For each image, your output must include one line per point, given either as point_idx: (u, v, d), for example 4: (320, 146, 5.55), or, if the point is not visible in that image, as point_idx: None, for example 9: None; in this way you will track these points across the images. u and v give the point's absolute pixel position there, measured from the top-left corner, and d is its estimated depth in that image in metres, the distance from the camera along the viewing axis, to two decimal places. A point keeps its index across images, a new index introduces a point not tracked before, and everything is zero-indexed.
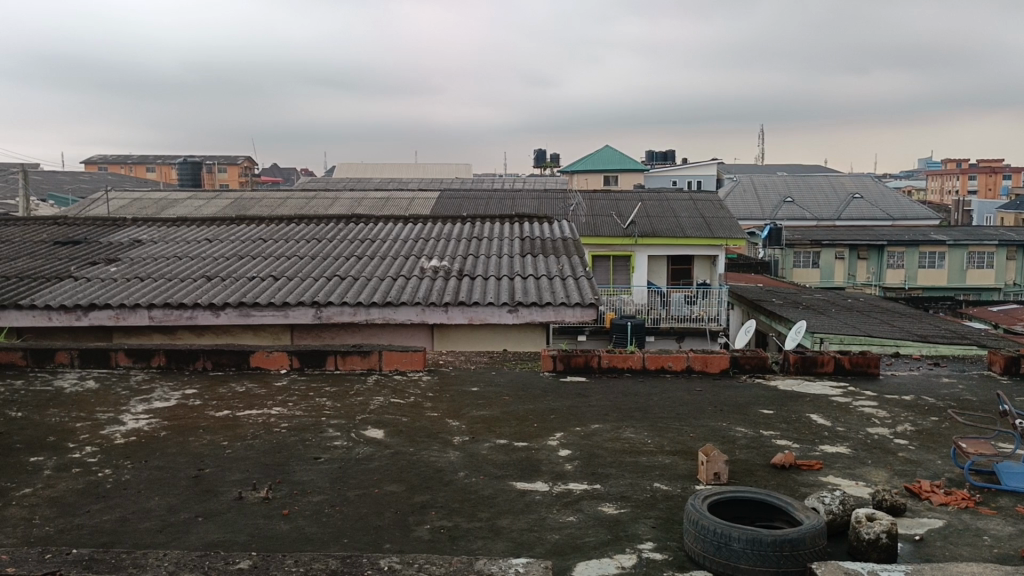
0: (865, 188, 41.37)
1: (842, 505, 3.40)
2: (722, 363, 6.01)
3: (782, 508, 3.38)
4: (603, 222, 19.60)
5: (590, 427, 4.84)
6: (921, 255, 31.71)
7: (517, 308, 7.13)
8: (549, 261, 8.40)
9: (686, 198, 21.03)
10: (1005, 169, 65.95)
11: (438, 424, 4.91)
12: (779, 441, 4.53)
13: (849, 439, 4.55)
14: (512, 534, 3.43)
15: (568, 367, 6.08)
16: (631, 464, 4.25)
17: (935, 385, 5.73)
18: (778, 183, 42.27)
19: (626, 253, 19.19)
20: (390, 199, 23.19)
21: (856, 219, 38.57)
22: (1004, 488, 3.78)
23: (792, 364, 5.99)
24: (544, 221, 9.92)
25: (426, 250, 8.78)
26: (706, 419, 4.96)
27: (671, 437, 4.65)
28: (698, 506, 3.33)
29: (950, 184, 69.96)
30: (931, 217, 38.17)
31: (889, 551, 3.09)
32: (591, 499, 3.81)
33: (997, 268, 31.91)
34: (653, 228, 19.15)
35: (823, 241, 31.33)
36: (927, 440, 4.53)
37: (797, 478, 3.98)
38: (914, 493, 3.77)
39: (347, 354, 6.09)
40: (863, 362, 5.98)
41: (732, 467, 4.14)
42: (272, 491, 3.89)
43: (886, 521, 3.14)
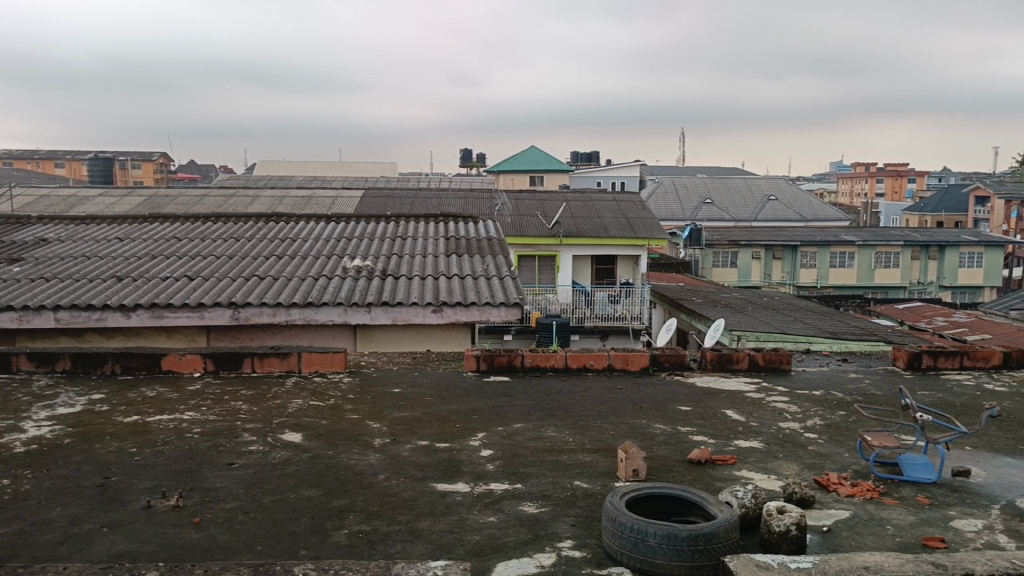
0: (781, 189, 42.69)
1: (755, 499, 3.49)
2: (643, 361, 6.11)
3: (697, 503, 3.45)
4: (528, 223, 19.70)
5: (512, 426, 4.85)
6: (832, 255, 32.94)
7: (442, 308, 7.09)
8: (474, 261, 8.37)
9: (609, 198, 21.31)
10: (909, 173, 69.04)
11: (358, 426, 4.84)
12: (696, 437, 4.62)
13: (762, 433, 4.69)
14: (432, 536, 3.41)
15: (492, 367, 6.07)
16: (552, 462, 4.27)
17: (844, 380, 5.95)
18: (698, 184, 43.27)
19: (551, 253, 19.33)
20: (312, 197, 22.78)
21: (772, 220, 39.81)
22: (906, 479, 3.94)
23: (709, 361, 6.13)
24: (469, 220, 9.88)
25: (349, 249, 8.65)
26: (626, 417, 5.03)
27: (593, 435, 4.69)
28: (616, 503, 3.37)
29: (860, 187, 72.94)
30: (841, 219, 39.68)
31: (798, 542, 3.19)
32: (512, 499, 3.81)
33: (903, 267, 33.35)
34: (577, 228, 19.34)
35: (741, 241, 32.37)
36: (836, 433, 4.70)
37: (712, 473, 4.07)
38: (823, 486, 3.90)
39: (264, 356, 5.96)
40: (776, 359, 6.16)
41: (650, 463, 4.21)
42: (183, 498, 3.76)
43: (795, 513, 3.24)
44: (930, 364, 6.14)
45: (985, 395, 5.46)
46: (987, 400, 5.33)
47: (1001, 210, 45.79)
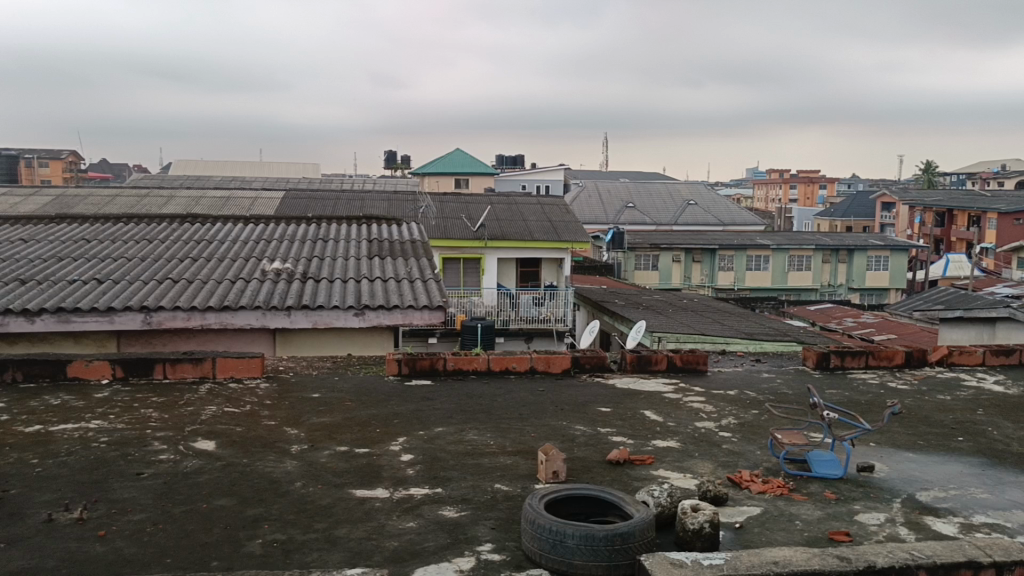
0: (700, 194, 43.77)
1: (670, 498, 3.56)
2: (564, 363, 6.17)
3: (614, 503, 3.50)
4: (453, 225, 19.67)
5: (433, 430, 4.82)
6: (748, 258, 33.93)
7: (364, 311, 7.01)
8: (397, 263, 8.30)
9: (533, 201, 21.46)
10: (820, 180, 71.80)
11: (275, 432, 4.74)
12: (615, 438, 4.69)
13: (679, 433, 4.79)
14: (349, 544, 3.36)
15: (413, 371, 6.03)
16: (473, 466, 4.27)
17: (757, 379, 6.13)
18: (620, 187, 43.97)
19: (475, 255, 19.33)
20: (229, 198, 22.19)
21: (691, 224, 40.79)
22: (814, 475, 4.08)
23: (629, 362, 6.23)
24: (391, 222, 9.80)
25: (268, 251, 8.47)
26: (547, 419, 5.07)
27: (514, 438, 4.70)
28: (535, 505, 3.39)
29: (774, 193, 75.39)
30: (757, 223, 40.93)
31: (711, 540, 3.27)
32: (432, 503, 3.79)
33: (815, 270, 34.60)
34: (502, 231, 19.41)
35: (661, 244, 33.06)
36: (749, 432, 4.84)
37: (630, 473, 4.13)
38: (736, 483, 4.01)
39: (177, 362, 5.77)
40: (693, 360, 6.30)
41: (570, 465, 4.24)
42: (88, 511, 3.61)
43: (709, 511, 3.32)
44: (837, 363, 6.38)
45: (887, 393, 5.70)
46: (890, 397, 5.57)
47: (905, 215, 48.02)
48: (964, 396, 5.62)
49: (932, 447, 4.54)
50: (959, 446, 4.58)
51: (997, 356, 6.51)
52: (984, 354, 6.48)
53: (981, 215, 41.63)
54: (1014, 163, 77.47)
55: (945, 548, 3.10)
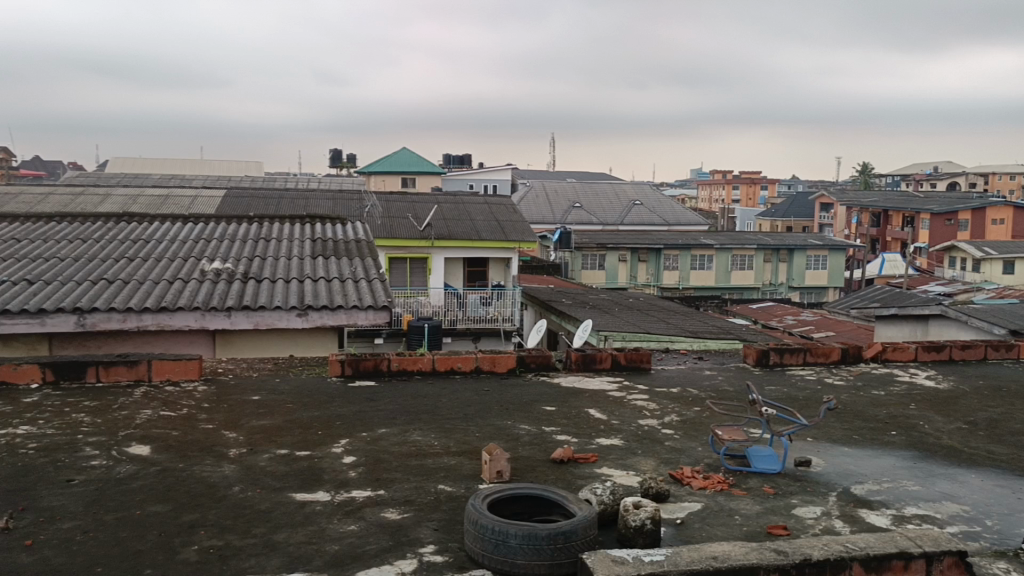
0: (645, 194, 44.27)
1: (613, 495, 3.58)
2: (509, 362, 6.16)
3: (557, 502, 3.51)
4: (399, 224, 19.52)
5: (377, 431, 4.77)
6: (692, 257, 34.44)
7: (307, 312, 6.91)
8: (342, 263, 8.19)
9: (480, 200, 21.42)
10: (762, 180, 73.33)
11: (213, 436, 4.63)
12: (560, 437, 4.70)
13: (622, 431, 4.82)
14: (289, 549, 3.30)
15: (357, 371, 5.95)
16: (417, 467, 4.23)
17: (698, 377, 6.21)
18: (567, 187, 44.22)
19: (422, 255, 19.22)
20: (169, 197, 21.68)
21: (636, 224, 41.23)
22: (753, 470, 4.15)
23: (574, 361, 6.26)
24: (336, 221, 9.66)
25: (208, 251, 8.29)
26: (492, 418, 5.05)
27: (458, 438, 4.68)
28: (478, 505, 3.37)
29: (717, 194, 76.72)
30: (701, 223, 41.59)
31: (652, 536, 3.30)
32: (375, 506, 3.74)
33: (757, 270, 35.29)
34: (448, 230, 19.34)
35: (608, 244, 33.35)
36: (691, 429, 4.90)
37: (574, 471, 4.15)
38: (678, 479, 4.06)
39: (111, 364, 5.60)
40: (637, 358, 6.36)
41: (514, 465, 4.24)
42: (13, 520, 3.47)
43: (650, 507, 3.35)
44: (777, 360, 6.50)
45: (824, 389, 5.83)
46: (827, 393, 5.69)
47: (843, 215, 49.32)
48: (898, 391, 5.78)
49: (867, 441, 4.66)
50: (892, 440, 4.71)
51: (929, 352, 6.71)
52: (916, 350, 6.68)
53: (915, 216, 43.00)
54: (945, 165, 80.14)
55: (878, 540, 3.18)
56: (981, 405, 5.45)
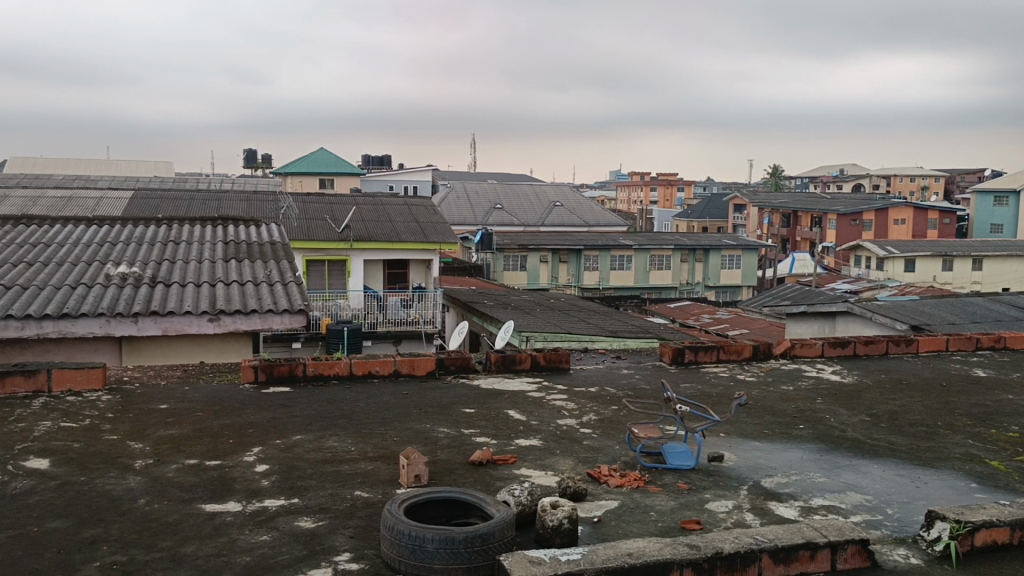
0: (565, 195, 44.72)
1: (530, 496, 3.59)
2: (428, 365, 6.12)
3: (474, 504, 3.49)
4: (317, 227, 19.17)
5: (291, 438, 4.66)
6: (612, 258, 34.98)
7: (219, 317, 6.71)
8: (255, 266, 7.98)
9: (400, 202, 21.21)
10: (678, 182, 75.04)
11: (117, 447, 4.44)
12: (478, 439, 4.69)
13: (541, 432, 4.84)
14: (198, 561, 3.19)
15: (271, 377, 5.80)
16: (332, 473, 4.15)
17: (615, 376, 6.30)
18: (488, 188, 44.27)
19: (341, 257, 18.92)
20: (72, 198, 20.73)
21: (557, 225, 41.60)
22: (668, 467, 4.22)
23: (494, 362, 6.25)
24: (250, 223, 9.41)
25: (113, 254, 7.96)
26: (411, 422, 4.99)
27: (375, 443, 4.61)
28: (394, 510, 3.32)
29: (635, 195, 78.07)
30: (620, 224, 42.26)
31: (570, 535, 3.32)
32: (288, 515, 3.65)
33: (674, 269, 36.08)
34: (368, 232, 19.08)
35: (529, 245, 33.55)
36: (608, 428, 4.95)
37: (492, 472, 4.14)
38: (595, 478, 4.09)
39: (6, 375, 5.30)
40: (556, 358, 6.41)
41: (432, 468, 4.20)
42: None
43: (568, 507, 3.37)
44: (692, 358, 6.64)
45: (736, 385, 5.99)
46: (739, 390, 5.85)
47: (755, 216, 50.92)
48: (806, 386, 5.99)
49: (776, 436, 4.81)
50: (801, 433, 4.86)
51: (834, 347, 6.97)
52: (822, 346, 6.92)
53: (822, 216, 44.65)
54: (849, 169, 83.66)
55: (786, 531, 3.27)
56: (883, 398, 5.70)
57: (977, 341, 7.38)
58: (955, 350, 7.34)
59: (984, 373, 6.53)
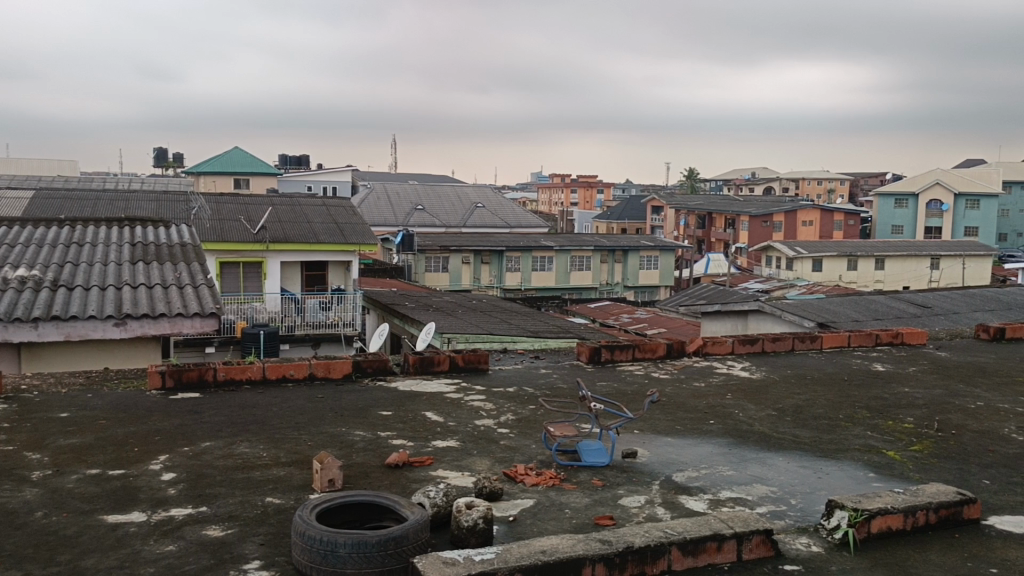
0: (487, 197, 44.83)
1: (446, 497, 3.58)
2: (344, 368, 6.03)
3: (389, 507, 3.46)
4: (231, 228, 18.68)
5: (200, 445, 4.54)
6: (533, 259, 35.24)
7: (126, 321, 6.49)
8: (164, 268, 7.72)
9: (318, 203, 20.85)
10: (599, 184, 76.00)
11: (13, 458, 4.23)
12: (395, 441, 4.65)
13: (458, 432, 4.83)
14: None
15: (179, 383, 5.63)
16: (242, 480, 4.05)
17: (533, 376, 6.35)
18: (408, 189, 44.00)
19: (256, 259, 18.49)
20: None
21: (479, 226, 41.66)
22: (583, 464, 4.28)
23: (412, 364, 6.22)
24: (160, 225, 9.09)
25: (10, 256, 7.58)
26: (326, 426, 4.92)
27: (289, 448, 4.52)
28: (305, 515, 3.27)
29: (556, 196, 78.86)
30: (541, 225, 42.60)
31: (485, 535, 3.33)
32: (196, 524, 3.54)
33: (594, 270, 36.56)
34: (284, 233, 18.71)
35: (450, 247, 33.50)
36: (525, 427, 4.98)
37: (409, 475, 4.11)
38: (511, 477, 4.11)
39: None
40: (475, 359, 6.42)
41: (347, 472, 4.14)
42: None
43: (482, 507, 3.38)
44: (608, 356, 6.73)
45: (650, 383, 6.12)
46: (652, 387, 5.98)
47: (672, 218, 52.10)
48: (716, 382, 6.16)
49: (688, 431, 4.92)
50: (711, 429, 5.00)
51: (744, 345, 7.18)
52: (733, 343, 7.12)
53: (736, 218, 45.99)
54: (761, 172, 86.45)
55: (694, 524, 3.36)
56: (789, 393, 5.91)
57: (876, 337, 7.73)
58: (857, 346, 7.66)
59: (883, 367, 6.85)
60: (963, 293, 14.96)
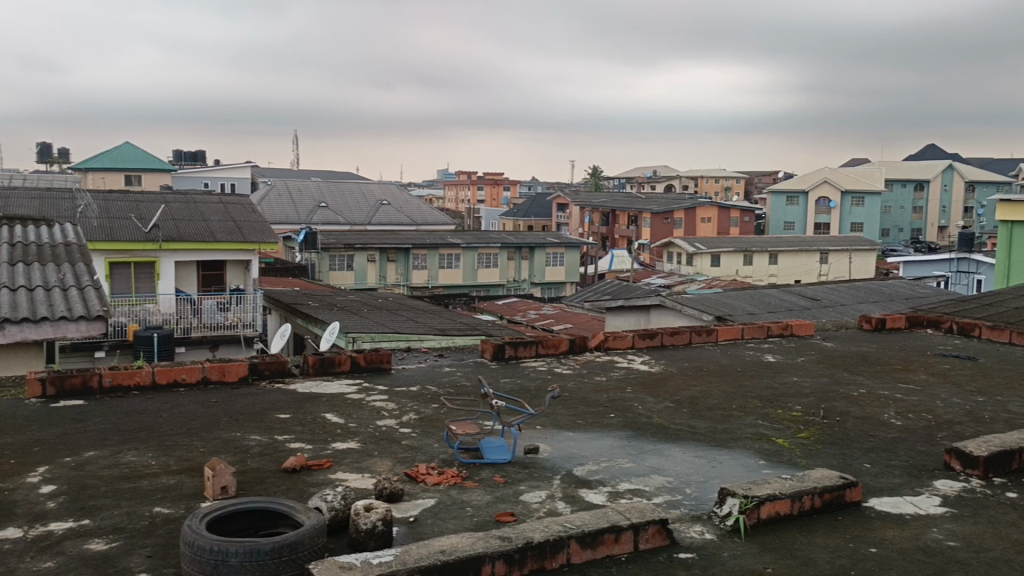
0: (392, 194, 44.39)
1: (344, 500, 3.51)
2: (240, 371, 5.85)
3: (284, 513, 3.36)
4: (121, 226, 17.83)
5: (83, 455, 4.31)
6: (440, 257, 35.09)
7: (4, 326, 6.11)
8: (45, 270, 7.30)
9: (215, 199, 20.13)
10: (504, 182, 76.28)
11: None
12: (293, 444, 4.53)
13: (359, 433, 4.76)
14: None
15: (61, 391, 5.33)
16: (128, 490, 3.87)
17: (436, 374, 6.31)
18: (311, 186, 43.07)
19: (149, 259, 17.72)
20: None
21: (384, 223, 41.20)
22: (486, 462, 4.28)
23: (311, 365, 6.09)
24: (40, 223, 8.59)
25: None
26: (220, 431, 4.76)
27: (179, 455, 4.35)
28: (194, 525, 3.14)
29: (462, 194, 78.76)
30: (448, 222, 42.50)
31: (384, 537, 3.28)
32: (77, 538, 3.36)
33: (501, 267, 36.70)
34: (179, 231, 18.00)
35: (355, 245, 33.01)
36: (428, 426, 4.95)
37: (306, 478, 4.02)
38: (413, 477, 4.07)
39: None
40: (377, 359, 6.34)
41: (241, 479, 4.01)
42: None
43: (381, 509, 3.32)
44: (512, 353, 6.77)
45: (553, 378, 6.18)
46: (554, 382, 6.05)
47: (577, 215, 52.85)
48: (617, 376, 6.29)
49: (589, 425, 4.99)
50: (611, 422, 5.08)
51: (643, 339, 7.35)
52: (633, 338, 7.27)
53: (638, 215, 47.07)
54: (661, 170, 88.81)
55: (593, 516, 3.40)
56: (686, 385, 6.07)
57: (768, 329, 8.03)
58: (750, 338, 7.94)
59: (774, 358, 7.12)
60: (848, 285, 15.76)
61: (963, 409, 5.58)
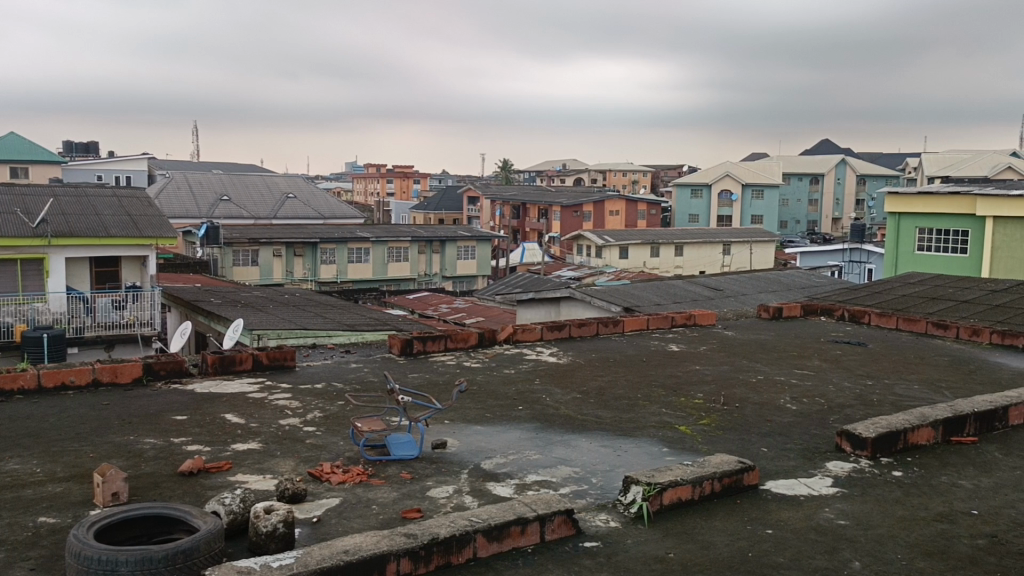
0: (298, 187, 43.44)
1: (243, 503, 3.40)
2: (134, 372, 5.60)
3: (179, 518, 3.23)
4: (5, 221, 16.80)
5: None
6: (349, 251, 34.55)
7: None
8: None
9: (108, 192, 19.20)
10: (415, 174, 75.65)
11: None
12: (190, 447, 4.37)
13: (260, 434, 4.62)
14: None
15: None
16: (10, 500, 3.64)
17: (342, 370, 6.20)
18: (212, 180, 41.62)
19: (37, 255, 16.77)
20: None
21: (290, 218, 40.26)
22: (392, 458, 4.22)
23: (210, 365, 5.89)
24: None
25: None
26: (112, 435, 4.54)
27: (67, 461, 4.13)
28: (80, 535, 2.98)
29: (372, 186, 77.70)
30: (357, 216, 41.89)
31: (285, 539, 3.19)
32: None
33: (412, 261, 36.39)
34: (69, 227, 17.10)
35: (260, 240, 32.14)
36: (333, 424, 4.86)
37: (204, 481, 3.88)
38: (316, 476, 3.98)
39: None
40: (280, 356, 6.18)
41: (134, 484, 3.83)
42: None
43: (282, 510, 3.23)
44: (419, 348, 6.70)
45: (461, 372, 6.15)
46: (462, 376, 6.02)
47: (487, 208, 52.93)
48: (525, 368, 6.31)
49: (496, 418, 4.99)
50: (519, 414, 5.10)
51: (552, 331, 7.40)
52: (541, 330, 7.31)
53: (548, 208, 47.45)
54: (571, 164, 89.79)
55: (499, 509, 3.39)
56: (593, 375, 6.14)
57: (672, 319, 8.22)
58: (655, 328, 8.10)
59: (677, 347, 7.30)
60: (749, 275, 16.29)
61: (853, 392, 5.84)
